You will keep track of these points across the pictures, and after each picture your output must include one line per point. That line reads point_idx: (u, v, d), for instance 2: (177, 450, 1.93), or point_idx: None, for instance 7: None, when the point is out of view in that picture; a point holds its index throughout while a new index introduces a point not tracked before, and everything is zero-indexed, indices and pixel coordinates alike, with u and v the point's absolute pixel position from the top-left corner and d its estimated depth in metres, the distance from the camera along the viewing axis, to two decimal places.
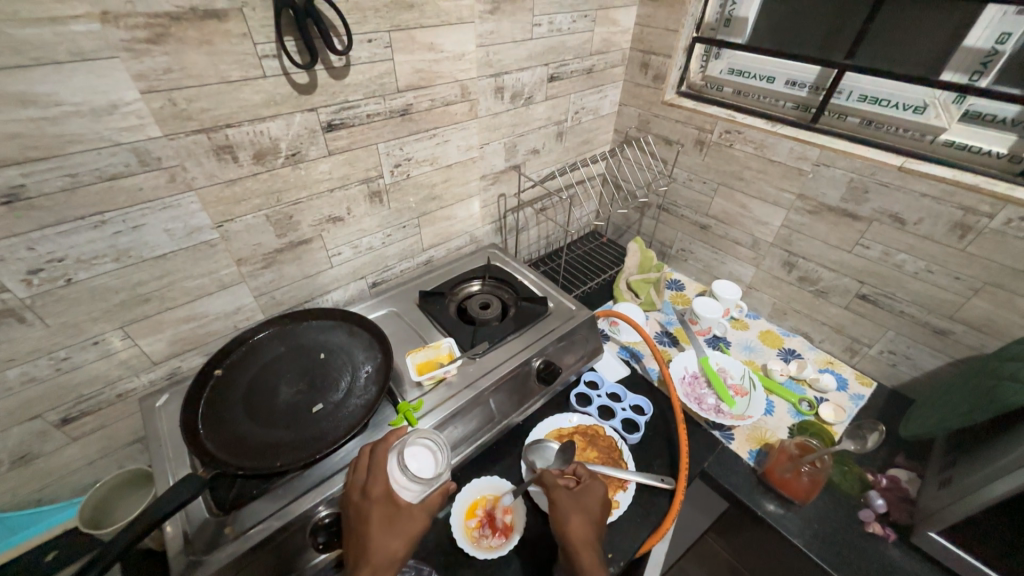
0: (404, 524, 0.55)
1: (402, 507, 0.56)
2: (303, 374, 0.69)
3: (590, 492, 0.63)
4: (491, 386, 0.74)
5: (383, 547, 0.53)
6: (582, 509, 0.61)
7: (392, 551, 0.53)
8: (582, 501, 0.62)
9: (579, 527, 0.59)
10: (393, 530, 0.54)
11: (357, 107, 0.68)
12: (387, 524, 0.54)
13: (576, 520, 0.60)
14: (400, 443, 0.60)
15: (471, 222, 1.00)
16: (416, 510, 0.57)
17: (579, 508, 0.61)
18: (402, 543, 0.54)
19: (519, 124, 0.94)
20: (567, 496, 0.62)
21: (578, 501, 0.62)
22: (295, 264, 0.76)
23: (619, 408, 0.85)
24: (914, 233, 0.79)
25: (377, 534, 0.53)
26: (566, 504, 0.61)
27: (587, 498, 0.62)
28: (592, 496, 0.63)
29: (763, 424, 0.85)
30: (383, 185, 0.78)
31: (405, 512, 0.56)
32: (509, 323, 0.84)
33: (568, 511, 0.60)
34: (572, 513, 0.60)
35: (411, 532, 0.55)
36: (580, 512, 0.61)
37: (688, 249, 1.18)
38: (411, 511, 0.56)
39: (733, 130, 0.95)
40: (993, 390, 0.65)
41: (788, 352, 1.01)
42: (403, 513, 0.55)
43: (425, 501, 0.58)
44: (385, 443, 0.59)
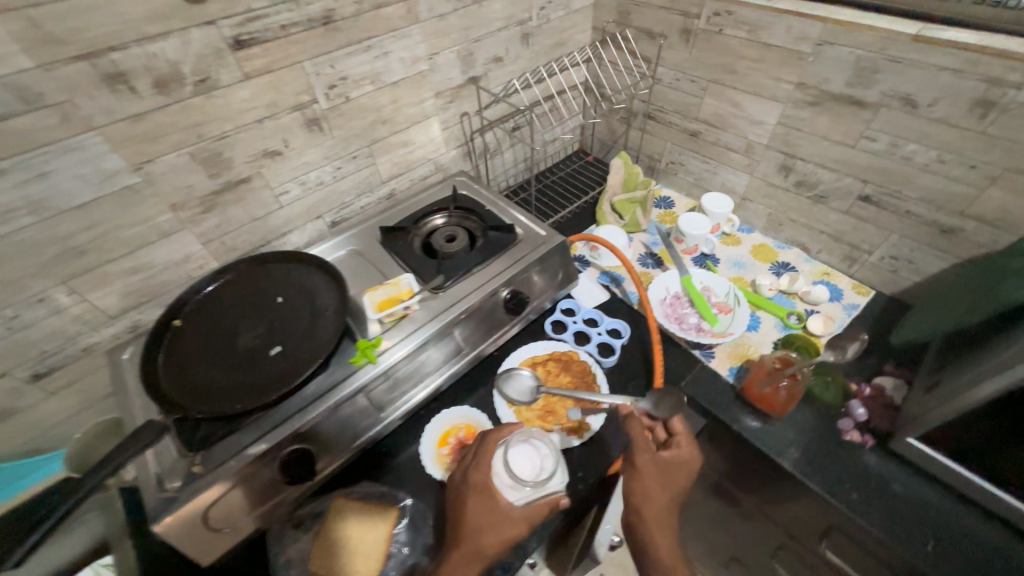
0: (500, 520, 0.56)
1: (501, 504, 0.56)
2: (261, 319, 0.68)
3: (678, 466, 0.64)
4: (453, 319, 0.71)
5: (477, 535, 0.55)
6: (666, 483, 0.64)
7: (483, 545, 0.54)
8: (667, 470, 0.64)
9: (657, 502, 0.63)
10: (489, 523, 0.56)
11: (265, 17, 0.59)
12: (484, 516, 0.56)
13: (659, 491, 0.63)
14: (508, 438, 0.61)
15: (433, 147, 0.92)
16: (518, 513, 0.56)
17: (664, 481, 0.64)
18: (496, 539, 0.55)
19: (473, 27, 0.82)
20: (653, 466, 0.64)
21: (662, 474, 0.64)
22: (239, 206, 0.71)
23: (594, 333, 0.83)
24: (927, 117, 0.68)
25: (473, 521, 0.56)
26: (649, 473, 0.63)
27: (676, 472, 0.64)
28: (681, 466, 0.64)
29: (747, 341, 0.81)
30: (318, 110, 0.71)
31: (504, 510, 0.56)
32: (474, 254, 0.80)
33: (651, 484, 0.63)
34: (653, 487, 0.63)
35: (507, 534, 0.55)
36: (661, 486, 0.63)
37: (678, 162, 1.07)
38: (511, 512, 0.56)
39: (723, 11, 0.81)
40: (995, 289, 0.59)
41: (781, 266, 0.93)
42: (500, 509, 0.56)
43: (528, 507, 0.57)
44: (497, 435, 0.62)
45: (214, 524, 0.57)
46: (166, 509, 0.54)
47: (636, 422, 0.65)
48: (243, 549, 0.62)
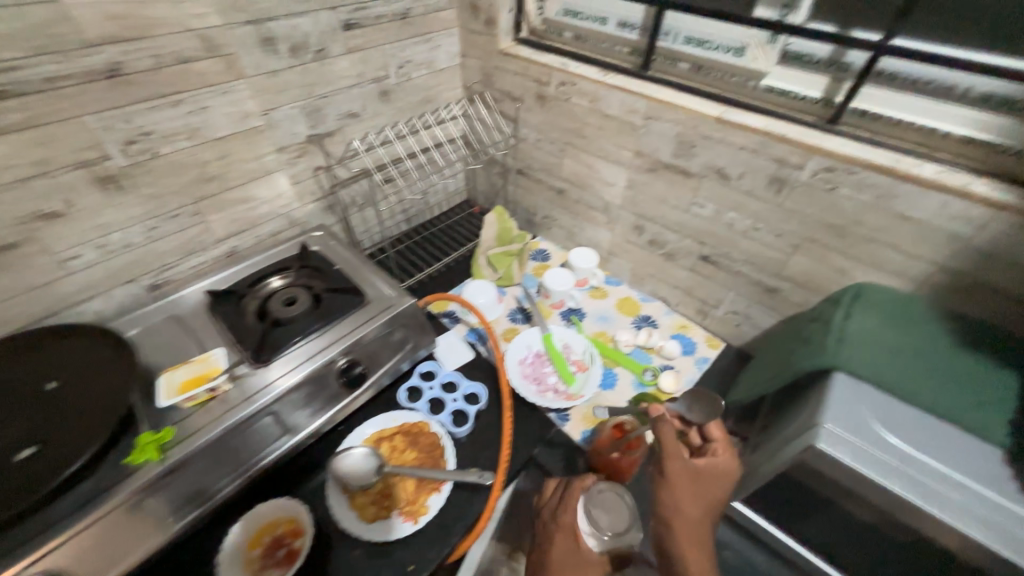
0: (584, 564, 0.54)
1: (584, 551, 0.55)
2: (16, 407, 0.56)
3: (715, 478, 0.53)
4: (273, 398, 0.64)
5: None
6: (700, 496, 0.52)
7: None
8: (702, 480, 0.52)
9: (691, 518, 0.51)
10: (571, 564, 0.54)
11: (22, 68, 0.52)
12: (568, 557, 0.55)
13: (693, 505, 0.51)
14: (591, 487, 0.61)
15: (283, 202, 0.86)
16: (595, 560, 0.55)
17: (698, 495, 0.52)
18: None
19: (317, 84, 0.79)
20: (688, 477, 0.52)
21: (696, 485, 0.52)
22: (5, 275, 0.60)
23: (450, 399, 0.78)
24: (738, 188, 0.73)
25: (558, 562, 0.54)
26: (680, 482, 0.52)
27: (708, 484, 0.53)
28: (720, 475, 0.53)
29: (602, 400, 0.81)
30: (114, 167, 0.63)
31: (587, 556, 0.55)
32: (310, 319, 0.73)
33: (683, 497, 0.51)
34: (685, 499, 0.51)
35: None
36: (695, 499, 0.51)
37: (551, 217, 1.09)
38: (592, 558, 0.55)
39: (567, 82, 0.85)
40: (793, 352, 0.62)
41: (643, 319, 0.96)
42: (583, 556, 0.55)
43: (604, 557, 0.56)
44: (579, 482, 0.61)
45: None
46: None
47: (668, 423, 0.53)
48: None
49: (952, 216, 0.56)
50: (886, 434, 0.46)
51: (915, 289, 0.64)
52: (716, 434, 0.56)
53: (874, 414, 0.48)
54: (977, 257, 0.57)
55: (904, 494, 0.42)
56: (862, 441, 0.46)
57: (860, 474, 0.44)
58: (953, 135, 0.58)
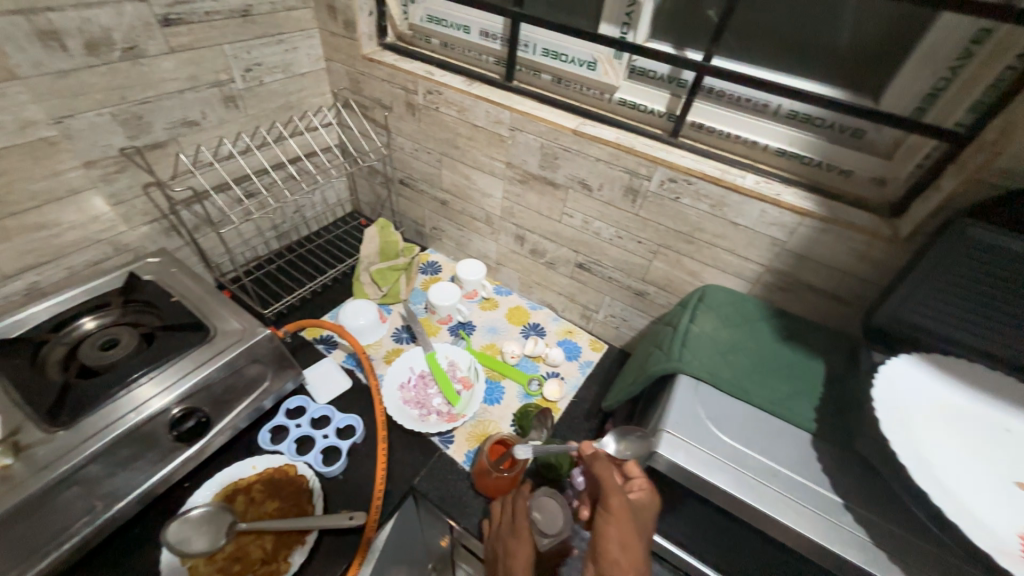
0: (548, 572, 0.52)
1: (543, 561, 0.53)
2: None
3: (645, 512, 0.48)
4: (71, 470, 0.52)
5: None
6: (639, 533, 0.46)
7: None
8: (639, 514, 0.47)
9: (636, 554, 0.43)
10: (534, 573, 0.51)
11: None
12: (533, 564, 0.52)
13: (638, 542, 0.44)
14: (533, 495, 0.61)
15: (100, 225, 0.73)
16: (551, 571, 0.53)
17: (638, 530, 0.46)
18: None
19: (131, 87, 0.68)
20: (628, 510, 0.46)
21: (634, 521, 0.46)
22: None
23: (319, 435, 0.71)
24: (600, 199, 0.76)
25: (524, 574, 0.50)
26: (622, 516, 0.46)
27: (643, 520, 0.47)
28: (647, 513, 0.48)
29: (488, 417, 0.79)
30: None
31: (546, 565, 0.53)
32: (135, 363, 0.63)
33: (626, 529, 0.45)
34: (629, 534, 0.45)
35: None
36: (636, 535, 0.45)
37: (438, 228, 1.06)
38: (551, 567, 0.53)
39: (433, 90, 0.82)
40: (650, 356, 0.65)
41: (531, 328, 0.96)
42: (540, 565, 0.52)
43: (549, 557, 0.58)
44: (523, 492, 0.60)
45: None
46: None
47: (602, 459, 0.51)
48: None
49: (771, 223, 0.62)
50: (720, 433, 0.49)
51: (751, 287, 0.70)
52: (638, 467, 0.51)
53: (710, 415, 0.51)
54: (793, 258, 0.64)
55: (730, 490, 0.45)
56: (698, 443, 0.48)
57: (694, 476, 0.46)
58: (770, 149, 0.64)
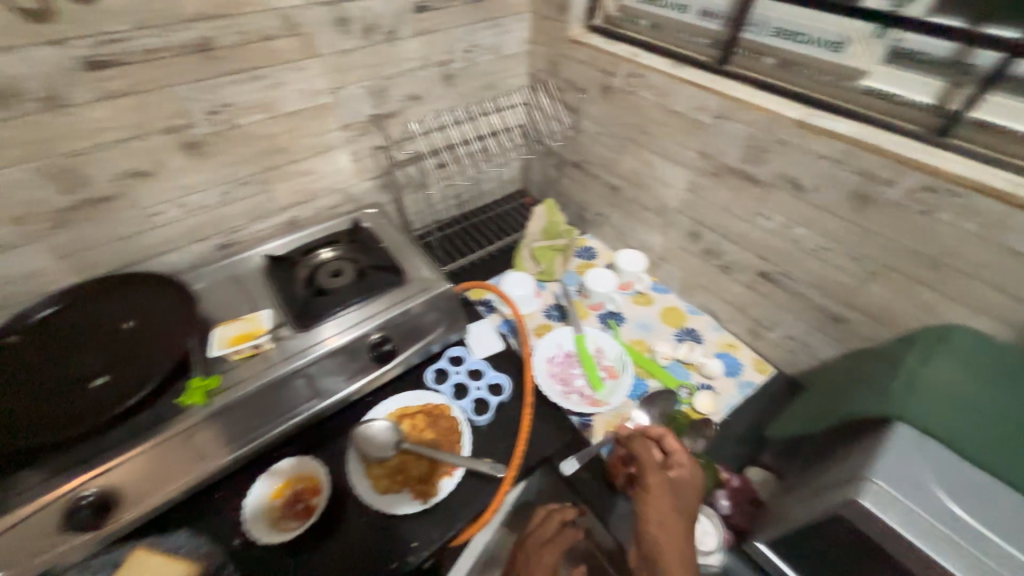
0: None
1: None
2: (97, 342, 0.64)
3: (688, 485, 0.51)
4: (303, 364, 0.68)
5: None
6: (681, 504, 0.49)
7: None
8: (678, 489, 0.51)
9: (672, 523, 0.48)
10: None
11: (128, 39, 0.58)
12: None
13: (677, 516, 0.49)
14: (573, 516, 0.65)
15: (342, 178, 0.90)
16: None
17: (678, 500, 0.50)
18: None
19: (383, 64, 0.82)
20: (662, 486, 0.50)
21: (671, 496, 0.50)
22: (104, 224, 0.69)
23: (473, 386, 0.79)
24: (812, 203, 0.66)
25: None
26: (658, 495, 0.50)
27: (684, 491, 0.51)
28: (692, 484, 0.51)
29: (629, 411, 0.77)
30: (198, 133, 0.69)
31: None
32: (353, 292, 0.77)
33: (664, 504, 0.49)
34: (665, 508, 0.49)
35: None
36: (674, 506, 0.49)
37: (603, 214, 1.05)
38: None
39: (634, 73, 0.80)
40: (852, 393, 0.55)
41: (686, 332, 0.90)
42: None
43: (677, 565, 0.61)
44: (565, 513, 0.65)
45: None
46: None
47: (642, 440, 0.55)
48: None
49: None
50: (949, 501, 0.40)
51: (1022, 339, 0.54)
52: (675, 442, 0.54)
53: (941, 478, 0.41)
54: None
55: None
56: (919, 507, 0.40)
57: None
58: None
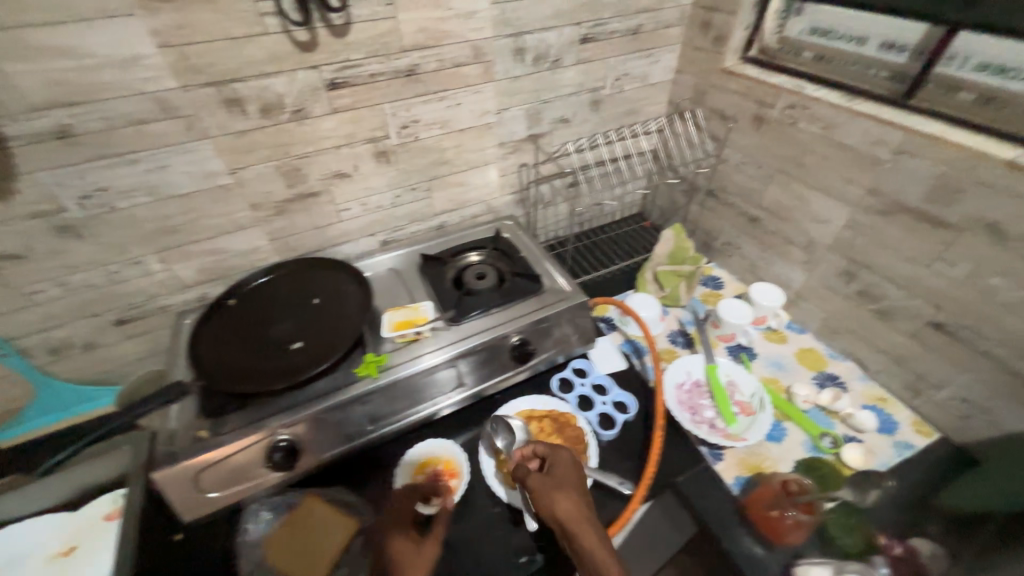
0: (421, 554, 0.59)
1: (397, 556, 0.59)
2: (294, 314, 0.76)
3: (560, 465, 0.61)
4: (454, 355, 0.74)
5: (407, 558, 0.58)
6: (561, 485, 0.58)
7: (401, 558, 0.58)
8: (557, 475, 0.59)
9: (566, 506, 0.56)
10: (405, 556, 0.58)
11: (360, 66, 0.70)
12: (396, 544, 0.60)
13: (561, 500, 0.56)
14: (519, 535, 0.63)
15: (488, 190, 0.98)
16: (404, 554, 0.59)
17: (558, 487, 0.58)
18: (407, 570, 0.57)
19: (543, 90, 0.88)
20: (540, 478, 0.59)
21: (552, 481, 0.59)
22: (306, 215, 0.81)
23: (599, 401, 0.81)
24: (1015, 252, 0.60)
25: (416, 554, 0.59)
26: (541, 489, 0.58)
27: (561, 471, 0.60)
28: (564, 465, 0.61)
29: (764, 451, 0.74)
30: (389, 144, 0.80)
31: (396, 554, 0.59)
32: (496, 296, 0.83)
33: (549, 495, 0.57)
34: (556, 496, 0.56)
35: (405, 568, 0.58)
36: (560, 492, 0.57)
37: (734, 244, 1.03)
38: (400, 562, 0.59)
39: (797, 105, 0.79)
40: None
41: (828, 377, 0.84)
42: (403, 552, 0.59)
43: None
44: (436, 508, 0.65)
45: (196, 489, 0.62)
46: (167, 459, 0.61)
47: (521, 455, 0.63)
48: (218, 518, 0.66)
49: None
50: None
51: None
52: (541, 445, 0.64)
53: None
54: None
55: None
56: None
57: None
58: None
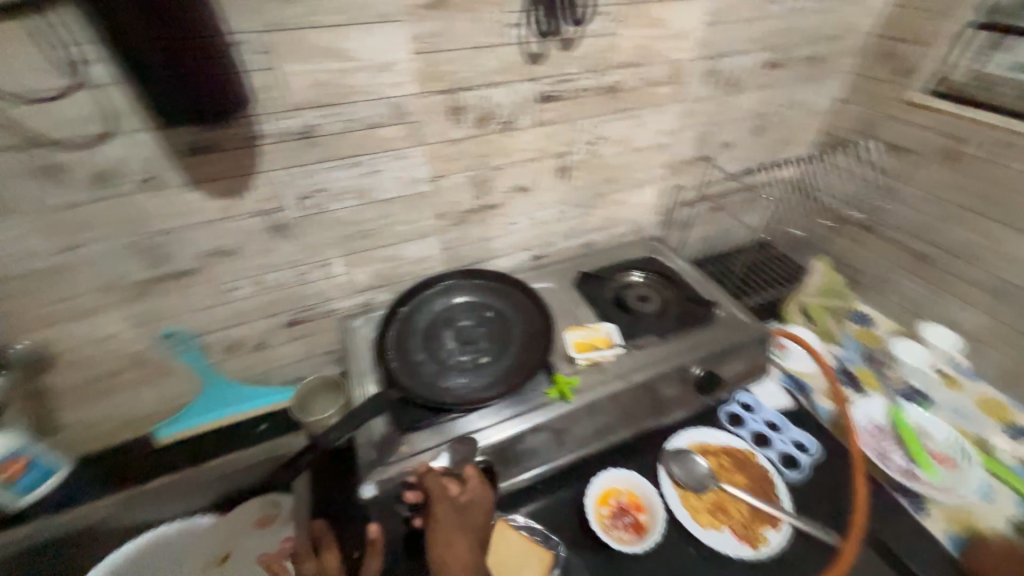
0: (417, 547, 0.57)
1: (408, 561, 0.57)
2: (472, 328, 0.74)
3: (473, 505, 0.55)
4: (641, 383, 0.70)
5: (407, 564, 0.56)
6: (463, 530, 0.53)
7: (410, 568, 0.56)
8: (464, 515, 0.55)
9: (461, 557, 0.51)
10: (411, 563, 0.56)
11: (574, 80, 0.68)
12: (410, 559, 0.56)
13: (457, 546, 0.51)
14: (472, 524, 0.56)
15: (640, 211, 0.96)
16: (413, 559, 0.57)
17: (462, 533, 0.53)
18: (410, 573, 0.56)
19: (719, 113, 0.87)
20: (448, 509, 0.54)
21: (458, 519, 0.54)
22: (480, 226, 0.80)
23: (776, 439, 0.75)
24: None
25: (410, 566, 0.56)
26: (447, 523, 0.53)
27: (469, 513, 0.55)
28: (477, 504, 0.56)
29: (974, 506, 0.69)
30: (572, 160, 0.78)
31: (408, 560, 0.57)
32: (670, 321, 0.79)
33: (451, 537, 0.52)
34: (454, 539, 0.52)
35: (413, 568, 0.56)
36: (460, 537, 0.52)
37: (890, 280, 0.98)
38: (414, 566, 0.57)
39: (1003, 142, 0.76)
40: None
41: (1017, 430, 0.80)
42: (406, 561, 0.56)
43: None
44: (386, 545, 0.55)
45: (396, 506, 0.59)
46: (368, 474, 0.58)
47: (433, 474, 0.56)
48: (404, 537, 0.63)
49: None
50: None
51: None
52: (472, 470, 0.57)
53: None
54: None
55: None
56: None
57: None
58: None
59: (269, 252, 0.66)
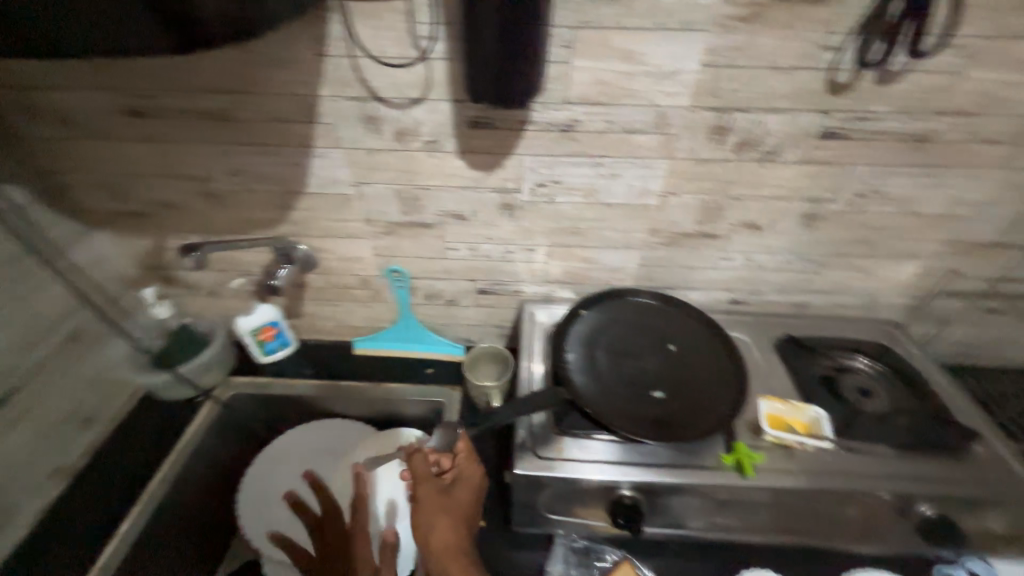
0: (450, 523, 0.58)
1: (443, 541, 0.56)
2: (653, 355, 0.69)
3: (460, 484, 0.58)
4: (843, 492, 0.57)
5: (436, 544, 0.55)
6: (449, 508, 0.56)
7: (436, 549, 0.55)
8: (451, 496, 0.57)
9: (443, 531, 0.54)
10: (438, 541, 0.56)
11: (874, 119, 0.58)
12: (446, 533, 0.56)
13: (443, 524, 0.55)
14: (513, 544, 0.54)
15: (886, 287, 0.78)
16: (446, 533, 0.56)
17: (447, 510, 0.56)
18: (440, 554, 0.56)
19: None
20: (433, 488, 0.57)
21: (442, 497, 0.57)
22: (689, 253, 0.74)
23: None
24: None
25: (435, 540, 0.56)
26: (429, 502, 0.56)
27: (455, 492, 0.58)
28: (465, 483, 0.59)
29: None
30: (827, 208, 0.67)
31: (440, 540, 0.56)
32: (901, 432, 0.63)
33: (432, 514, 0.55)
34: (437, 516, 0.55)
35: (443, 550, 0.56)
36: (444, 513, 0.55)
37: None
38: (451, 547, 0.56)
39: None
40: None
41: None
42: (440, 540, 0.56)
43: None
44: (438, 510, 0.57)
45: (535, 498, 0.61)
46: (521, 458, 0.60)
47: (419, 455, 0.59)
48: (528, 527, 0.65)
49: None
50: None
51: None
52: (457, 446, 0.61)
53: None
54: None
55: None
56: None
57: None
58: None
59: (492, 225, 0.72)
